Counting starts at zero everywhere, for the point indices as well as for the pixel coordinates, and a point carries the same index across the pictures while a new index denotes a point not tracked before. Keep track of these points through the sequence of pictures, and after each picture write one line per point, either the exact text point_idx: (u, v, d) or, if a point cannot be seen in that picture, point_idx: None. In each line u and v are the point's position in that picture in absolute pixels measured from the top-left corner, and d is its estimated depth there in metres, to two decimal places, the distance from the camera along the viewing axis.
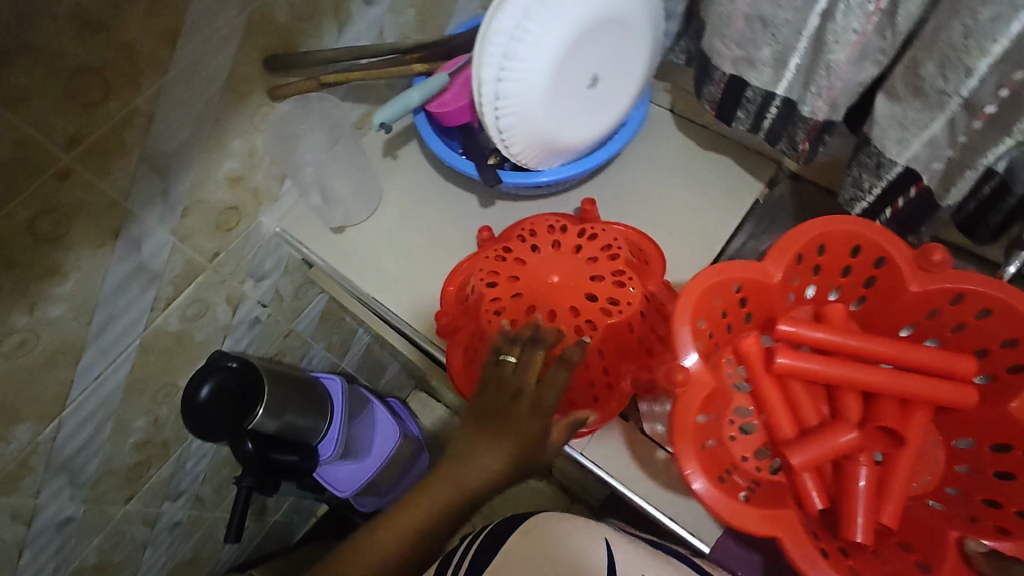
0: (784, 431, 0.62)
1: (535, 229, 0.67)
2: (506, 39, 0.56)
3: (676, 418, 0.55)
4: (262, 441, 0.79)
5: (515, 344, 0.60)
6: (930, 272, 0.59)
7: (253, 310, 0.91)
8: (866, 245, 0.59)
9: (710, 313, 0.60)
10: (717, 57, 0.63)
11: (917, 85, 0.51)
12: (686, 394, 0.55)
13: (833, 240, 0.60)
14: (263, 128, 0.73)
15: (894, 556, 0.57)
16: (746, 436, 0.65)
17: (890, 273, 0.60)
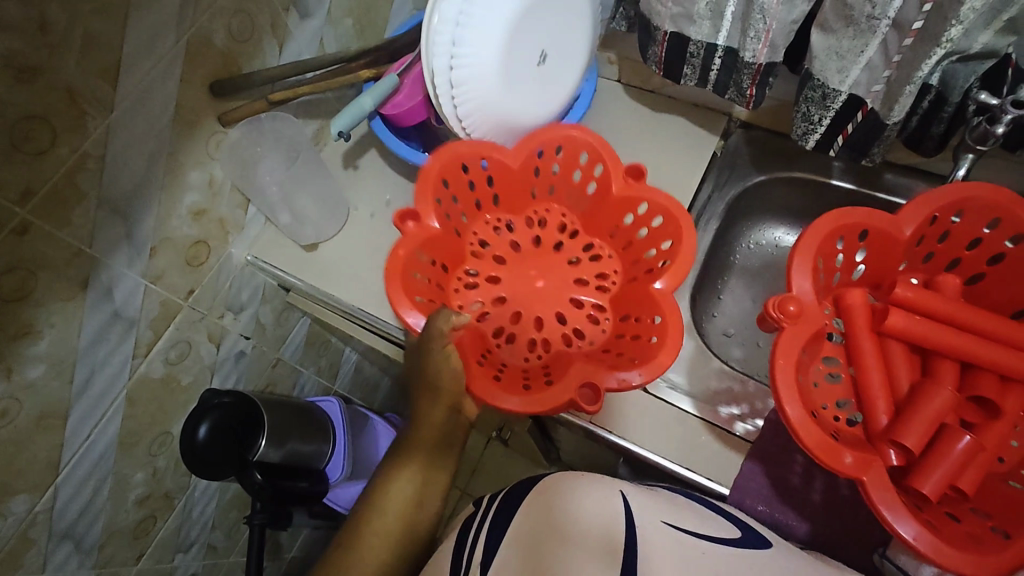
0: (875, 383, 0.62)
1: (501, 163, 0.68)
2: (453, 27, 0.57)
3: (778, 357, 0.57)
4: (269, 471, 0.78)
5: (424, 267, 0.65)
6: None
7: (237, 344, 0.89)
8: (991, 204, 0.60)
9: (828, 256, 0.63)
10: (656, 17, 0.65)
11: (847, 14, 0.54)
12: (795, 329, 0.58)
13: (977, 205, 0.61)
14: (219, 156, 0.72)
15: (969, 523, 0.55)
16: (830, 386, 0.66)
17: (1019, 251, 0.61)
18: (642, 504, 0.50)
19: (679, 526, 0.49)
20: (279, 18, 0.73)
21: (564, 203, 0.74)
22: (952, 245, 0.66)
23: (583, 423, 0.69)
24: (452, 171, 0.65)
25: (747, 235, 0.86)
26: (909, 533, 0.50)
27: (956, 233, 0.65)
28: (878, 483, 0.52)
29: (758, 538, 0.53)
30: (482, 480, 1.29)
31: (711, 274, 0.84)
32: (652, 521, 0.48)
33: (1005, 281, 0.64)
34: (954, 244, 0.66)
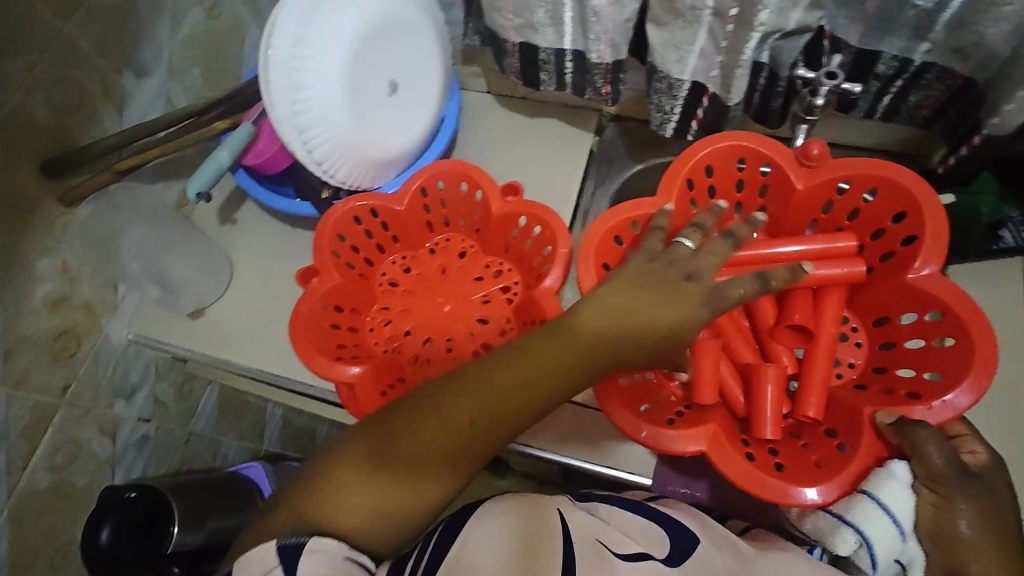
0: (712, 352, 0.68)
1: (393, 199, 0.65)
2: (287, 72, 0.54)
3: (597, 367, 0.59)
4: (186, 559, 0.74)
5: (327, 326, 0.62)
6: (811, 165, 0.63)
7: (137, 429, 0.83)
8: (750, 152, 0.63)
9: (612, 253, 0.64)
10: (502, 30, 0.66)
11: (673, 7, 0.56)
12: None
13: (720, 157, 0.64)
14: (69, 238, 0.66)
15: (821, 444, 0.61)
16: None
17: (778, 178, 0.65)
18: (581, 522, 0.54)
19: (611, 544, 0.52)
20: (111, 81, 0.68)
21: (464, 231, 0.70)
22: (733, 193, 0.69)
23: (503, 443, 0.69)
24: (345, 224, 0.64)
25: None
26: (812, 492, 0.52)
27: (720, 183, 0.67)
28: (727, 452, 0.55)
29: (687, 537, 0.53)
30: None
31: None
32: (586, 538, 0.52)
33: (780, 208, 0.68)
34: (740, 191, 0.68)
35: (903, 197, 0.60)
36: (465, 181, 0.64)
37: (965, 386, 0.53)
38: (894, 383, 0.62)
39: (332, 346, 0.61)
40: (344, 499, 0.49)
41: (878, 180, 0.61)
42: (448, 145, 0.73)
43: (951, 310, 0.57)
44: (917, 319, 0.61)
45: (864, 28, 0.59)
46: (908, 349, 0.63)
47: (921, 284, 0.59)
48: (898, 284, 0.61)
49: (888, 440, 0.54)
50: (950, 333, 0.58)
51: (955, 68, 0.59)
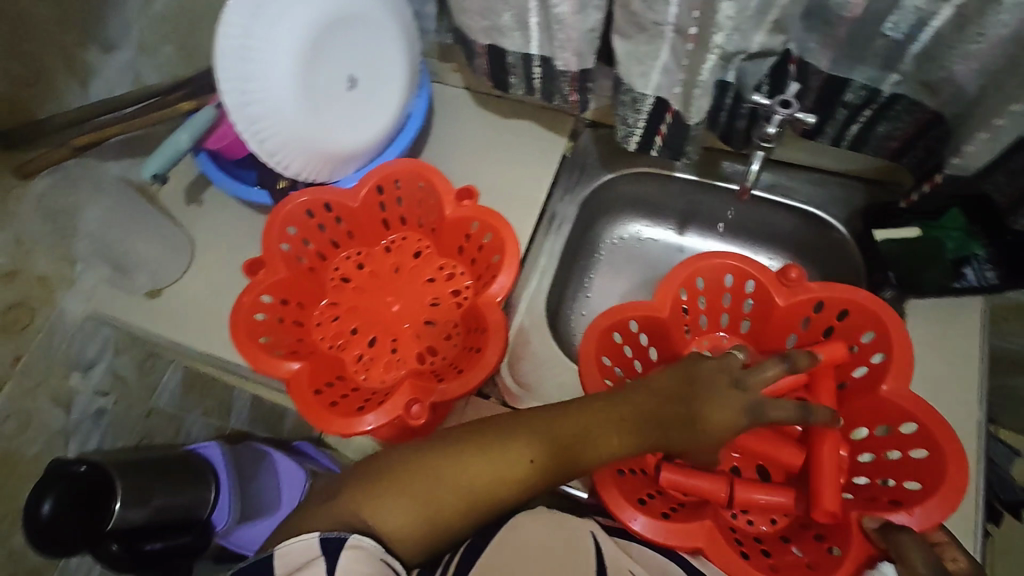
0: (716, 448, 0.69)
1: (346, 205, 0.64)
2: (236, 63, 0.54)
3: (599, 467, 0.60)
4: (128, 537, 0.73)
5: (270, 313, 0.62)
6: (789, 285, 0.66)
7: (94, 402, 0.83)
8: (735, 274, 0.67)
9: (611, 351, 0.67)
10: (469, 31, 0.64)
11: (636, 20, 0.54)
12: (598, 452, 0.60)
13: (708, 274, 0.68)
14: (23, 211, 0.66)
15: (809, 549, 0.61)
16: None
17: (760, 291, 0.68)
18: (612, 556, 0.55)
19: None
20: (73, 56, 0.67)
21: (420, 232, 0.69)
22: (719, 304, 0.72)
23: None
24: (297, 217, 0.63)
25: (609, 230, 0.87)
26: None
27: (708, 295, 0.71)
28: (721, 550, 0.58)
29: None
30: None
31: (574, 274, 0.85)
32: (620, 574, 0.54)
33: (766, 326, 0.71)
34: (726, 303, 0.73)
35: (875, 317, 0.63)
36: (422, 180, 0.64)
37: (941, 498, 0.54)
38: (875, 492, 0.62)
39: (276, 331, 0.62)
40: (406, 497, 0.51)
41: (853, 304, 0.64)
42: (414, 141, 0.72)
43: (924, 424, 0.58)
44: (891, 432, 0.62)
45: (834, 55, 0.57)
46: (889, 457, 0.62)
47: (898, 400, 0.60)
48: (872, 398, 0.63)
49: (875, 543, 0.54)
50: (925, 448, 0.58)
51: (924, 101, 0.57)
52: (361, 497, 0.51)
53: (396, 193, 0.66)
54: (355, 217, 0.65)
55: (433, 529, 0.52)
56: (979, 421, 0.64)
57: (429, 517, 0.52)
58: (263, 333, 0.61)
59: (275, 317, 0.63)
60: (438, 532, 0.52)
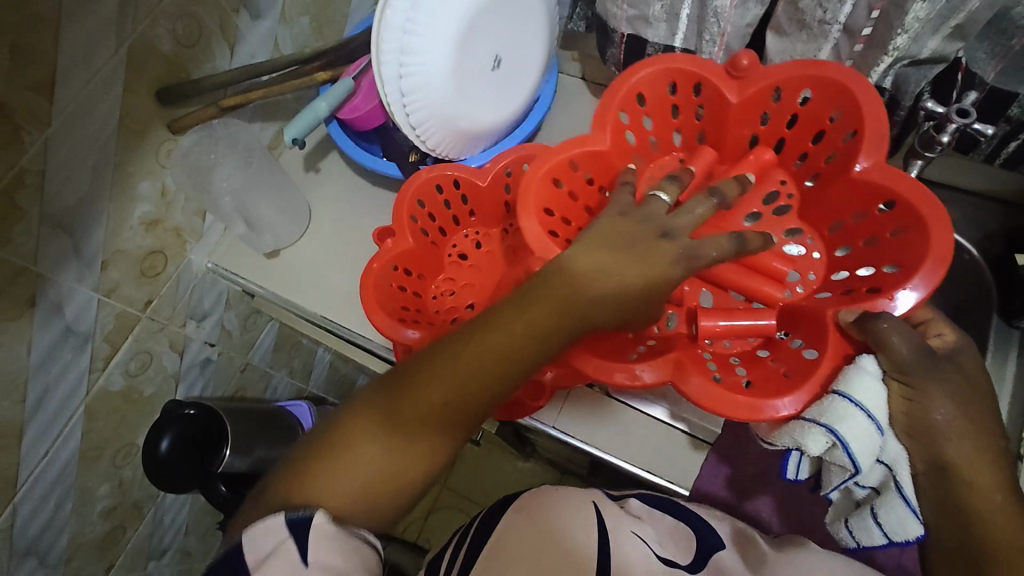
0: None
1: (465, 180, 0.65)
2: (399, 35, 0.55)
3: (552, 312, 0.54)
4: (234, 481, 0.76)
5: (395, 273, 0.64)
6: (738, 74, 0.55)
7: (202, 351, 0.88)
8: (679, 75, 0.57)
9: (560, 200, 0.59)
10: (613, 19, 0.64)
11: (800, 19, 0.54)
12: None
13: (644, 83, 0.57)
14: (170, 164, 0.70)
15: (788, 357, 0.56)
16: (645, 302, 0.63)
17: (708, 96, 0.58)
18: (613, 517, 0.57)
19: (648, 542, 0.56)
20: (228, 20, 0.71)
21: None
22: (669, 123, 0.62)
23: (547, 429, 0.68)
24: (427, 190, 0.65)
25: None
26: (793, 403, 0.48)
27: (653, 110, 0.61)
28: (687, 376, 0.51)
29: (713, 542, 0.58)
30: (462, 476, 1.29)
31: None
32: (623, 535, 0.55)
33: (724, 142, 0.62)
34: (676, 117, 0.62)
35: (843, 86, 0.52)
36: None
37: (921, 278, 0.48)
38: (854, 282, 0.57)
39: (392, 292, 0.63)
40: (353, 476, 0.48)
41: (834, 92, 0.53)
42: (539, 125, 0.73)
43: (903, 198, 0.52)
44: (869, 217, 0.56)
45: (1004, 66, 0.53)
46: (869, 244, 0.57)
47: (877, 178, 0.52)
48: (848, 181, 0.55)
49: (852, 338, 0.50)
50: (901, 224, 0.53)
51: None
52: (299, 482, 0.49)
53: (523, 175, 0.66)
54: (480, 195, 0.66)
55: (417, 452, 0.49)
56: None
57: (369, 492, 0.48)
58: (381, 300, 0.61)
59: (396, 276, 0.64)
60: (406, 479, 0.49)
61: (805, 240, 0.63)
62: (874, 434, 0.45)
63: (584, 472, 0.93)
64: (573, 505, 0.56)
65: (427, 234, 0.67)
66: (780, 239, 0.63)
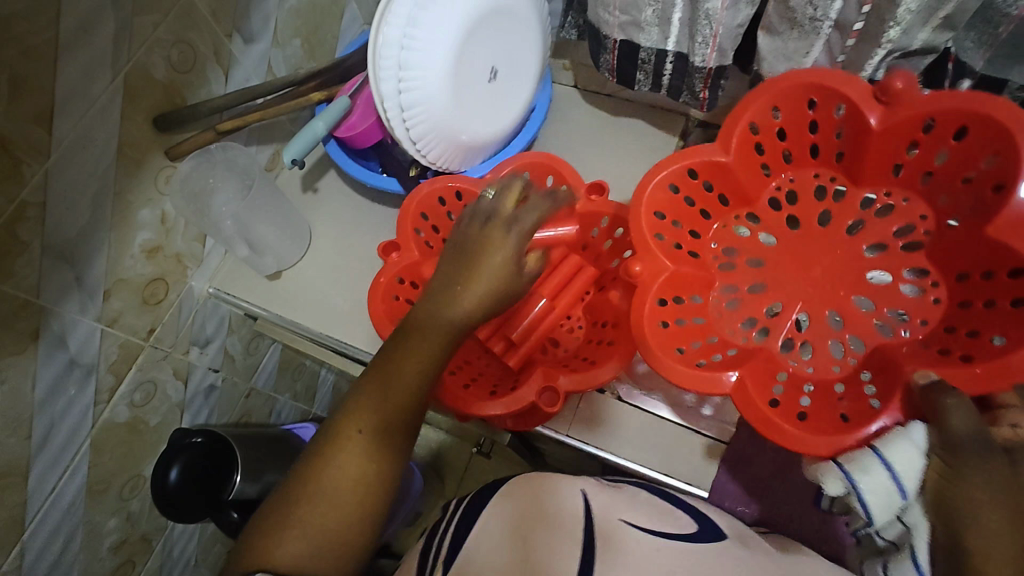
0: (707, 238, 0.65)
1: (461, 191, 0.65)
2: (397, 50, 0.55)
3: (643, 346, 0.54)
4: (247, 508, 0.74)
5: (402, 285, 0.63)
6: (886, 99, 0.55)
7: (206, 378, 0.87)
8: (817, 87, 0.55)
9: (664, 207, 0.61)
10: (605, 25, 0.65)
11: (790, 16, 0.55)
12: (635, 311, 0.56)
13: (782, 95, 0.57)
14: (169, 191, 0.70)
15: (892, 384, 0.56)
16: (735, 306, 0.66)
17: (853, 118, 0.57)
18: (601, 504, 0.55)
19: (637, 525, 0.54)
20: (222, 46, 0.71)
21: None
22: (806, 136, 0.62)
23: (561, 437, 0.68)
24: (428, 204, 0.65)
25: None
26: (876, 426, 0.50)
27: (790, 123, 0.61)
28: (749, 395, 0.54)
29: (711, 532, 0.55)
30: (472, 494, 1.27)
31: None
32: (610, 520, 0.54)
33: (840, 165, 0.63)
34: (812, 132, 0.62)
35: (997, 134, 0.51)
36: (551, 173, 0.64)
37: None
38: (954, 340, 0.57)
39: (387, 305, 0.62)
40: (300, 528, 0.47)
41: (970, 116, 0.52)
42: (535, 134, 0.74)
43: None
44: (994, 277, 0.56)
45: (992, 55, 0.55)
46: (984, 308, 0.56)
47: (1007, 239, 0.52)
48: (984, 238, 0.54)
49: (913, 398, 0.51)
50: None
51: None
52: (262, 540, 0.47)
53: None
54: None
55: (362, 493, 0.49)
56: None
57: (328, 536, 0.47)
58: (373, 309, 0.60)
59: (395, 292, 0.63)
60: (370, 509, 0.49)
61: (922, 281, 0.62)
62: (895, 494, 0.47)
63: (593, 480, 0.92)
64: (563, 491, 0.56)
65: (431, 248, 0.67)
66: (896, 275, 0.63)
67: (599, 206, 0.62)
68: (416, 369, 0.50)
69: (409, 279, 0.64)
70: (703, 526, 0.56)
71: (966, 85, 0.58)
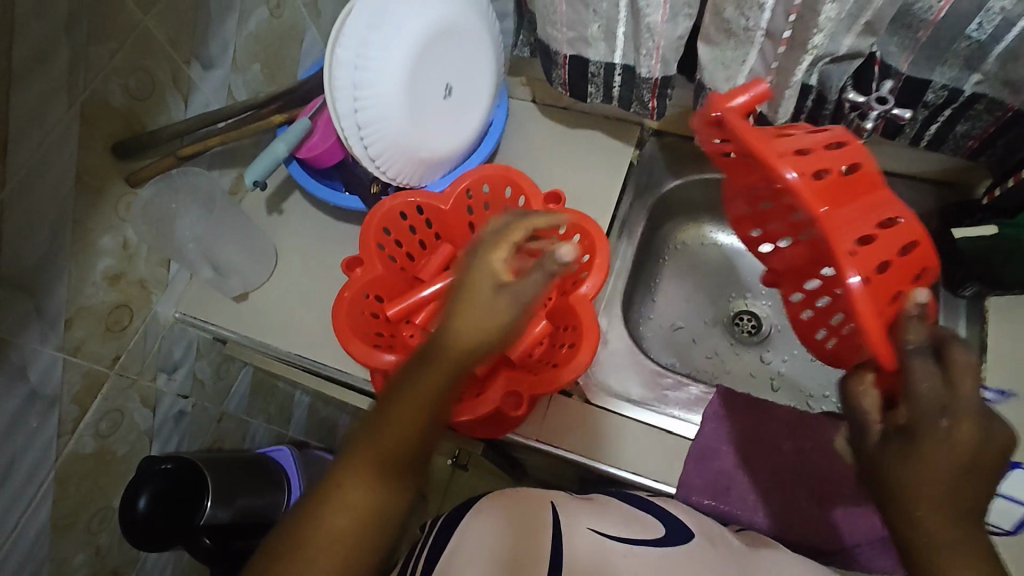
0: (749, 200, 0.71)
1: (423, 205, 0.66)
2: (352, 71, 0.57)
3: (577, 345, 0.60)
4: (218, 533, 0.74)
5: (369, 299, 0.65)
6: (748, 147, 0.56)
7: (176, 404, 0.86)
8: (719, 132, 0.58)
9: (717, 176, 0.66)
10: (554, 42, 0.67)
11: (725, 27, 0.58)
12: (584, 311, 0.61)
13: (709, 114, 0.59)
14: (130, 217, 0.70)
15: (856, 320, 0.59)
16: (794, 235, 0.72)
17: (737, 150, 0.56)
18: (569, 514, 0.54)
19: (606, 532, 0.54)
20: (180, 72, 0.72)
21: (500, 221, 0.71)
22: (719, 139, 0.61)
23: (529, 442, 0.67)
24: (390, 219, 0.66)
25: (674, 235, 0.92)
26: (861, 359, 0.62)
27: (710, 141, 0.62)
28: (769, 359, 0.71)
29: (681, 534, 0.55)
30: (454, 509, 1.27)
31: (642, 280, 0.88)
32: (576, 530, 0.52)
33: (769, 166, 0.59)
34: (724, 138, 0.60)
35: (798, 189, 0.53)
36: (509, 185, 0.66)
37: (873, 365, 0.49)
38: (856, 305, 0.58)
39: (351, 317, 0.63)
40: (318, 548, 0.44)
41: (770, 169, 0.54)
42: (494, 148, 0.75)
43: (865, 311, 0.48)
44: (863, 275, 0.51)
45: (914, 57, 0.60)
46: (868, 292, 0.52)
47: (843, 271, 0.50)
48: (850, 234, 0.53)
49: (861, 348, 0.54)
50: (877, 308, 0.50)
51: (1005, 100, 0.59)
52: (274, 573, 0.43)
53: (486, 196, 0.68)
54: (447, 215, 0.68)
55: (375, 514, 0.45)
56: None
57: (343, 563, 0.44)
58: (334, 322, 0.61)
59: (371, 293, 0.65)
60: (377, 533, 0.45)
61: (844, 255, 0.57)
62: None
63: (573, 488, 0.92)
64: (535, 504, 0.55)
65: (393, 261, 0.68)
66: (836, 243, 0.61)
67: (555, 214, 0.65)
68: (429, 383, 0.45)
69: (375, 293, 0.66)
70: (672, 529, 0.56)
71: (889, 85, 0.61)
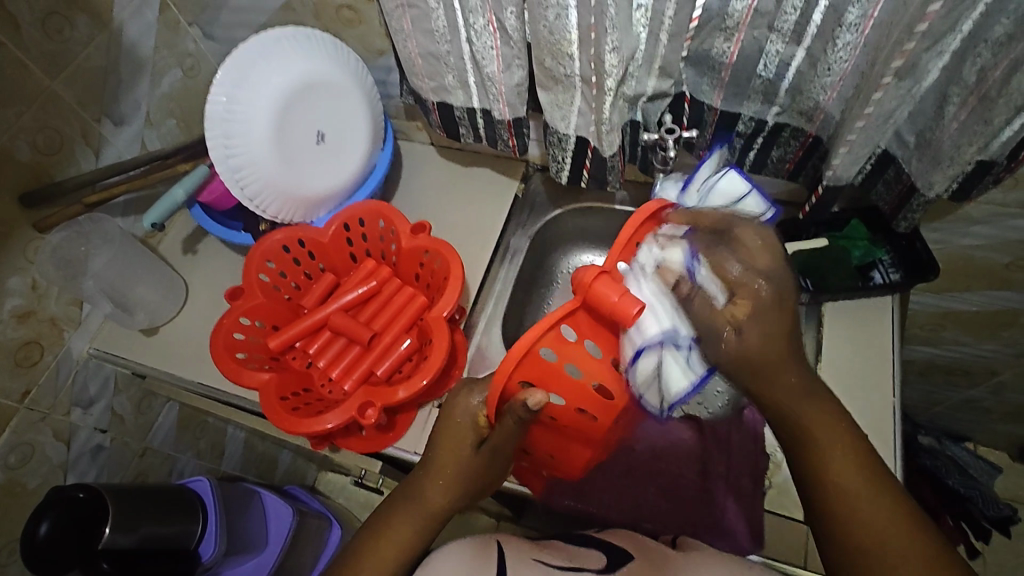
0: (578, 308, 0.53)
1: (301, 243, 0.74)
2: (222, 123, 0.65)
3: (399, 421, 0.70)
4: (119, 559, 0.77)
5: (252, 322, 0.73)
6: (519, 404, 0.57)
7: (92, 438, 0.90)
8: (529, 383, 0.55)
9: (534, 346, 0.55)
10: (420, 91, 0.76)
11: (551, 74, 0.66)
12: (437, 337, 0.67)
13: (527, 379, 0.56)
14: (39, 260, 0.76)
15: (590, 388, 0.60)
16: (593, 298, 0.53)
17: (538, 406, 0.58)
18: (517, 549, 0.56)
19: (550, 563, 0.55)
20: (90, 129, 0.80)
21: (379, 251, 0.78)
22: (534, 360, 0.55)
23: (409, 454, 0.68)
24: (273, 252, 0.73)
25: (564, 262, 0.94)
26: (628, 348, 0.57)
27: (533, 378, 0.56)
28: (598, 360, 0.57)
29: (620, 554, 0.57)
30: None
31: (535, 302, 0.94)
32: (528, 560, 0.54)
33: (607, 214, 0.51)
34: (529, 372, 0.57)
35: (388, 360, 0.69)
36: (383, 220, 0.74)
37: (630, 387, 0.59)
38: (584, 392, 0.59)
39: (231, 341, 0.70)
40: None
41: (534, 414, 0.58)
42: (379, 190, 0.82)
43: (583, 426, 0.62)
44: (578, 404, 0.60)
45: (723, 94, 0.67)
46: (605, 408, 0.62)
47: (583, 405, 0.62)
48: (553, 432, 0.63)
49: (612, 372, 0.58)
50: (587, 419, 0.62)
51: (804, 127, 0.67)
52: None
53: (361, 231, 0.75)
54: (327, 249, 0.75)
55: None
56: (893, 407, 0.70)
57: None
58: (214, 345, 0.68)
59: (256, 320, 0.73)
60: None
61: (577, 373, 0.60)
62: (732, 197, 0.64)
63: (510, 512, 0.98)
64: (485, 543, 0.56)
65: (276, 288, 0.75)
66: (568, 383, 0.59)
67: (419, 242, 0.72)
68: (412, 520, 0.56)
69: (256, 317, 0.73)
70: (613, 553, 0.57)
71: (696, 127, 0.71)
